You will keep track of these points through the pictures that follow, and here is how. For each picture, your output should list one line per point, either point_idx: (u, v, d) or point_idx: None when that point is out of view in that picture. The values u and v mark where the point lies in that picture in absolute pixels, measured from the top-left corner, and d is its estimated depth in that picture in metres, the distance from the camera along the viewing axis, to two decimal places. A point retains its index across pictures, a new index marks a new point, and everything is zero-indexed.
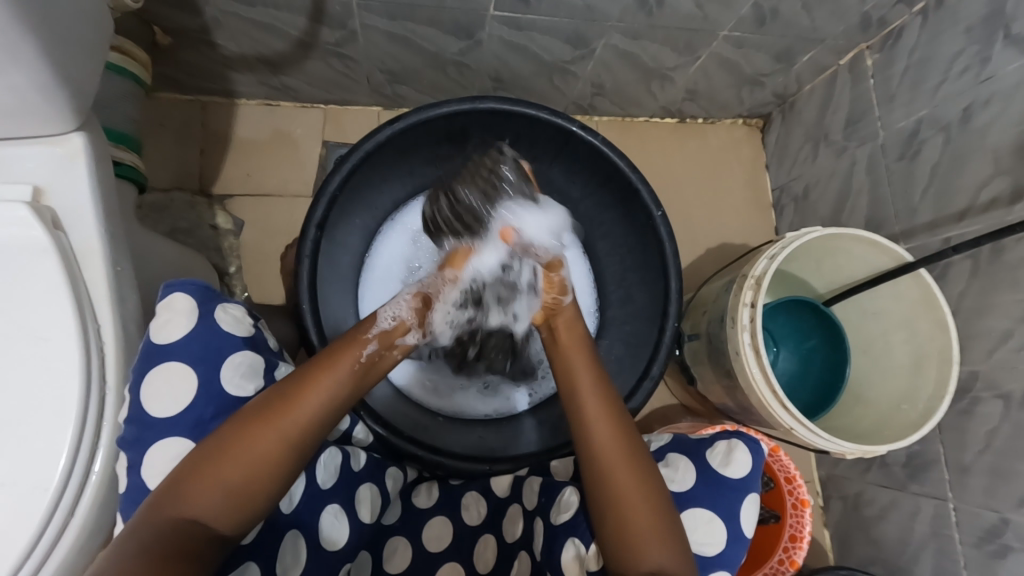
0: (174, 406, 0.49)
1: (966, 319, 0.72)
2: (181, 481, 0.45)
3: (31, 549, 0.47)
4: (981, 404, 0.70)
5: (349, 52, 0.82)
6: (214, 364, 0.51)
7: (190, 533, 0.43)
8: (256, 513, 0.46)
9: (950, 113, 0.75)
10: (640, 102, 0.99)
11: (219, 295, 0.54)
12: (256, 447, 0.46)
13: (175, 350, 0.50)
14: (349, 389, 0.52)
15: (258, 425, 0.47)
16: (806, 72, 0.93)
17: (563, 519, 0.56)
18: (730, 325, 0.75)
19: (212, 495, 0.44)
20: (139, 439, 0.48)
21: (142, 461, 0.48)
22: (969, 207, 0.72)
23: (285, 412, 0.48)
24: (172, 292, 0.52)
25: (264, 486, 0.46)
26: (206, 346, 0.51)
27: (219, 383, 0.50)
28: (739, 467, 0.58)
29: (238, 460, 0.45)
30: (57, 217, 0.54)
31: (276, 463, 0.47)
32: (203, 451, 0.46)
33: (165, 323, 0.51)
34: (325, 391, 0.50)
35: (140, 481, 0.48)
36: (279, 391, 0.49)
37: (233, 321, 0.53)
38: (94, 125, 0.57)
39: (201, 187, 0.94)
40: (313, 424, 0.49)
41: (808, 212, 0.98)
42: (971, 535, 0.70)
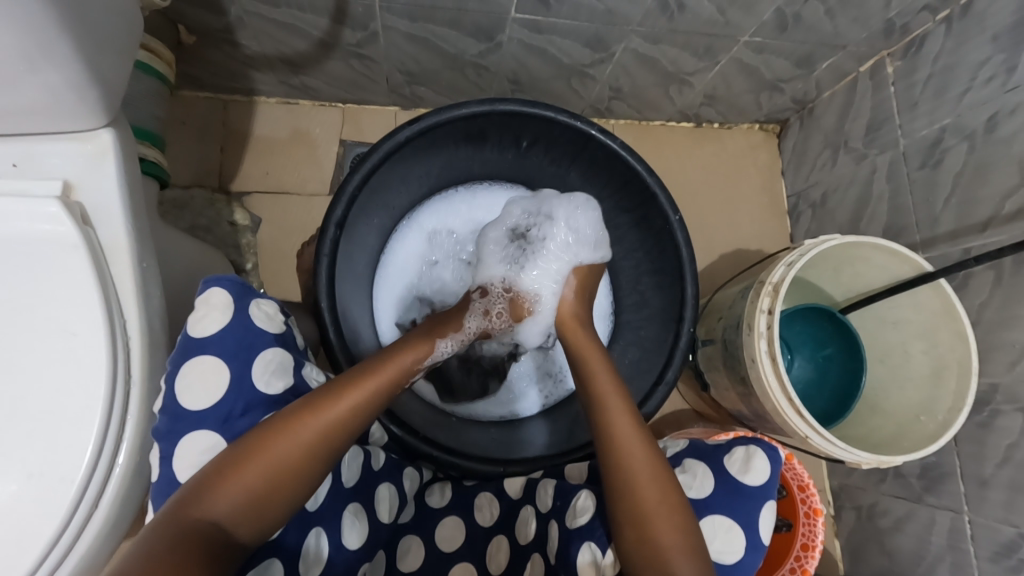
0: (206, 400, 0.49)
1: (987, 331, 0.71)
2: (206, 484, 0.45)
3: (57, 538, 0.48)
4: (1001, 417, 0.69)
5: (370, 53, 0.83)
6: (246, 360, 0.51)
7: (213, 535, 0.43)
8: (276, 516, 0.46)
9: (974, 122, 0.74)
10: (657, 106, 0.99)
11: (254, 291, 0.55)
12: (282, 449, 0.47)
13: (209, 344, 0.50)
14: (376, 402, 0.54)
15: (285, 429, 0.48)
16: (826, 79, 0.92)
17: (580, 524, 0.57)
18: (746, 332, 0.74)
19: (235, 496, 0.45)
20: (171, 430, 0.49)
21: (173, 452, 0.48)
22: (992, 217, 0.71)
23: (317, 419, 0.49)
24: (211, 287, 0.53)
25: (287, 492, 0.47)
26: (240, 342, 0.51)
27: (250, 380, 0.51)
28: (758, 475, 0.58)
29: (267, 464, 0.46)
30: (85, 212, 0.54)
31: (300, 467, 0.47)
32: (229, 453, 0.46)
33: (202, 316, 0.51)
34: (355, 401, 0.52)
35: (171, 472, 0.48)
36: (308, 397, 0.50)
37: (266, 318, 0.54)
38: (122, 122, 0.58)
39: (222, 184, 0.95)
40: (339, 430, 0.50)
41: (825, 218, 0.98)
42: (988, 550, 0.69)
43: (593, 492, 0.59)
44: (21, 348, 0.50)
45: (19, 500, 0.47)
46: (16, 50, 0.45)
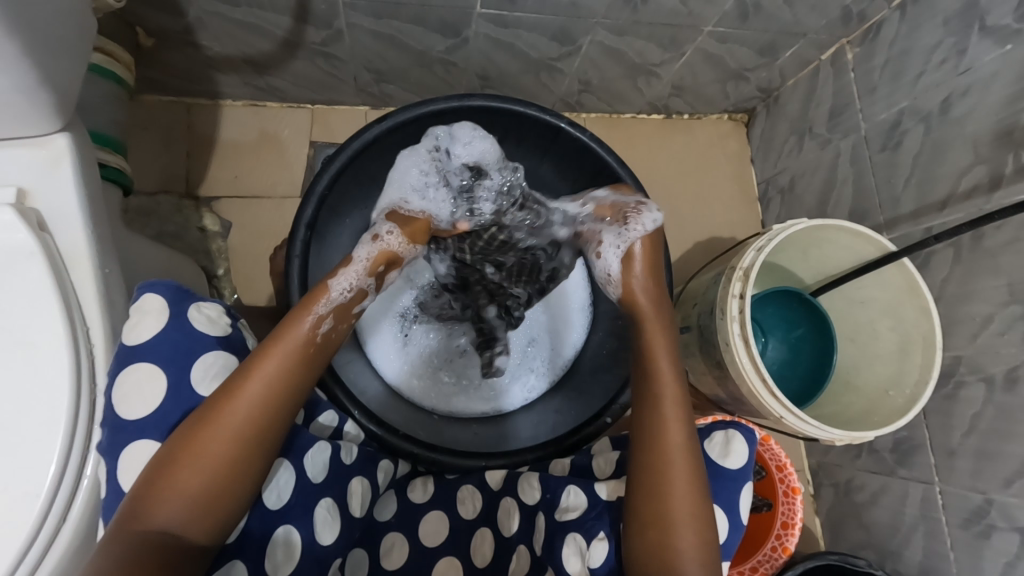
0: (144, 408, 0.48)
1: (949, 306, 0.74)
2: (139, 497, 0.44)
3: (22, 555, 0.46)
4: (965, 388, 0.72)
5: (335, 52, 0.82)
6: (184, 365, 0.50)
7: (157, 546, 0.43)
8: (227, 514, 0.46)
9: (930, 104, 0.76)
10: (627, 98, 1.00)
11: (192, 295, 0.54)
12: (212, 449, 0.46)
13: (144, 351, 0.49)
14: (303, 379, 0.51)
15: (208, 430, 0.46)
16: (789, 67, 0.94)
17: (569, 517, 0.57)
18: (719, 317, 0.75)
19: (173, 507, 0.44)
20: (113, 443, 0.48)
21: (116, 466, 0.47)
22: (950, 195, 0.74)
23: (238, 411, 0.47)
24: (146, 293, 0.52)
25: (227, 492, 0.46)
26: (177, 346, 0.50)
27: (189, 385, 0.50)
28: (738, 458, 0.58)
29: (196, 469, 0.45)
30: (42, 219, 0.53)
31: (233, 464, 0.46)
32: (157, 462, 0.45)
33: (136, 323, 0.50)
34: (277, 385, 0.49)
35: (116, 486, 0.47)
36: (220, 390, 0.48)
37: (206, 321, 0.53)
38: (79, 126, 0.57)
39: (189, 190, 0.93)
40: (270, 420, 0.48)
41: (793, 204, 1.00)
42: (959, 517, 0.72)
43: (581, 485, 0.59)
44: None
45: None
46: None
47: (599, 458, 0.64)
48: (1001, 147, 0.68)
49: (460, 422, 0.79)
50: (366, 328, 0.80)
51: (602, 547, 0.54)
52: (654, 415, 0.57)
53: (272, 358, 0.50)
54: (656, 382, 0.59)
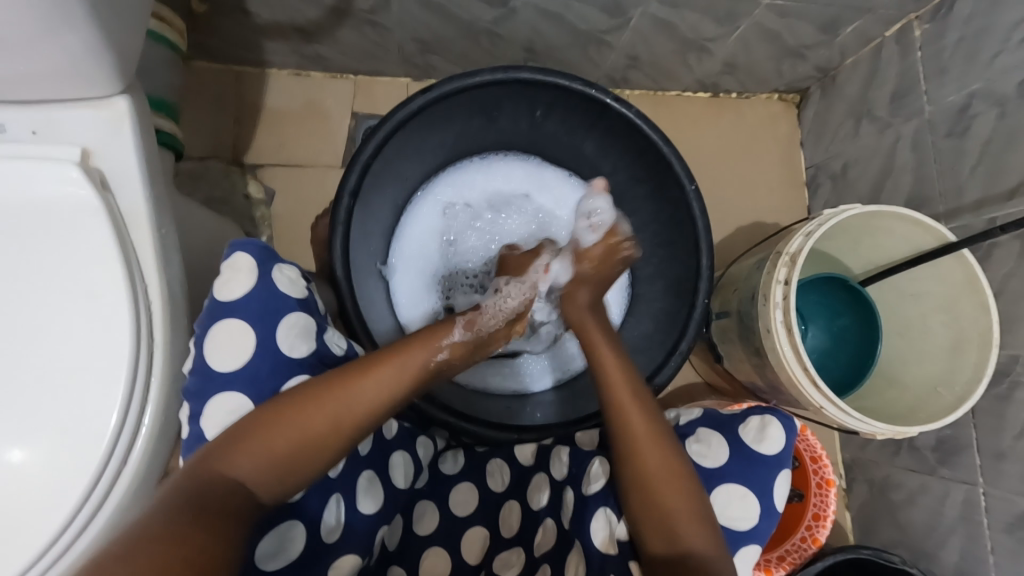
0: (233, 362, 0.51)
1: (1011, 302, 0.70)
2: (234, 440, 0.46)
3: (91, 489, 0.50)
4: (1021, 389, 0.68)
5: (381, 21, 0.82)
6: (271, 324, 0.52)
7: (229, 493, 0.44)
8: (290, 486, 0.47)
9: (1005, 87, 0.71)
10: (674, 75, 0.97)
11: (279, 257, 0.55)
12: (308, 418, 0.48)
13: (235, 307, 0.52)
14: (403, 391, 0.53)
15: (312, 405, 0.48)
16: (851, 45, 0.89)
17: (594, 489, 0.61)
18: (761, 303, 0.74)
19: (257, 458, 0.46)
20: (202, 390, 0.51)
21: (201, 411, 0.50)
22: (1020, 185, 0.69)
23: (344, 396, 0.49)
24: (237, 251, 0.53)
25: (301, 466, 0.47)
26: (266, 305, 0.52)
27: (275, 342, 0.52)
28: (773, 443, 0.60)
29: (292, 433, 0.47)
30: (104, 178, 0.55)
31: (315, 445, 0.48)
32: (259, 413, 0.48)
33: (228, 280, 0.52)
34: (380, 386, 0.51)
35: (200, 429, 0.50)
36: (344, 368, 0.52)
37: (288, 283, 0.54)
38: (138, 89, 0.58)
39: (235, 157, 0.95)
40: (360, 420, 0.50)
41: (845, 190, 0.96)
42: (1002, 521, 0.69)
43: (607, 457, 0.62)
44: (49, 308, 0.51)
45: (55, 451, 0.49)
46: (31, 12, 0.45)
47: None
48: None
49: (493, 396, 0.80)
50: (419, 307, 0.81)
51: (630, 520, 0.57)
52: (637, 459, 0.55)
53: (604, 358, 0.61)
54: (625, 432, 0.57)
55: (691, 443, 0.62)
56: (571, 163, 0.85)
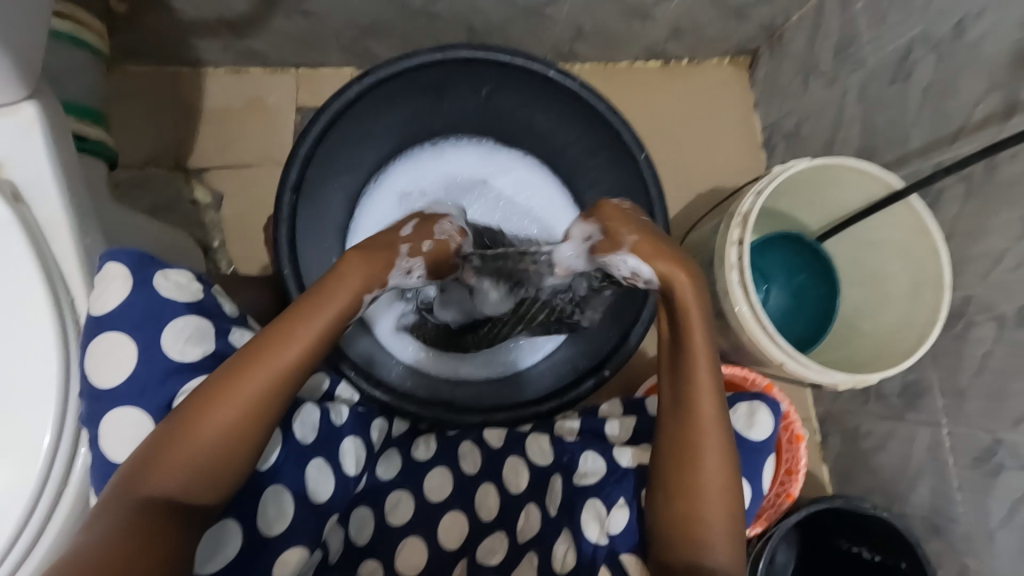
0: (118, 376, 0.49)
1: (961, 244, 0.71)
2: (151, 458, 0.45)
3: (29, 514, 0.48)
4: (975, 327, 0.70)
5: (314, 9, 0.79)
6: (154, 330, 0.50)
7: (164, 509, 0.44)
8: (232, 477, 0.47)
9: (942, 30, 0.72)
10: (621, 45, 0.95)
11: (160, 262, 0.53)
12: (215, 416, 0.47)
13: (113, 318, 0.49)
14: (311, 356, 0.51)
15: (216, 403, 0.47)
16: (793, 1, 0.88)
17: (587, 482, 0.63)
18: (718, 266, 0.73)
19: (183, 469, 0.45)
20: (93, 411, 0.49)
21: (98, 433, 0.48)
22: (962, 126, 0.70)
23: (243, 380, 0.48)
24: (108, 262, 0.51)
25: (231, 457, 0.47)
26: (147, 311, 0.50)
27: (160, 348, 0.50)
28: (762, 428, 0.61)
29: (204, 435, 0.46)
30: (18, 190, 0.52)
31: (236, 435, 0.47)
32: (167, 426, 0.46)
33: (101, 292, 0.50)
34: (283, 360, 0.49)
35: (99, 453, 0.48)
36: (241, 355, 0.49)
37: (175, 287, 0.52)
38: (49, 95, 0.55)
39: (178, 162, 0.92)
40: (275, 396, 0.48)
41: (799, 148, 0.96)
42: (966, 458, 0.71)
43: (599, 451, 0.65)
44: None
45: None
46: None
47: (612, 424, 0.69)
48: (1018, 71, 0.64)
49: (464, 385, 0.78)
50: (366, 303, 0.78)
51: (621, 515, 0.60)
52: (691, 464, 0.54)
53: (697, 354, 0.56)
54: (694, 442, 0.55)
55: None
56: (524, 142, 0.84)
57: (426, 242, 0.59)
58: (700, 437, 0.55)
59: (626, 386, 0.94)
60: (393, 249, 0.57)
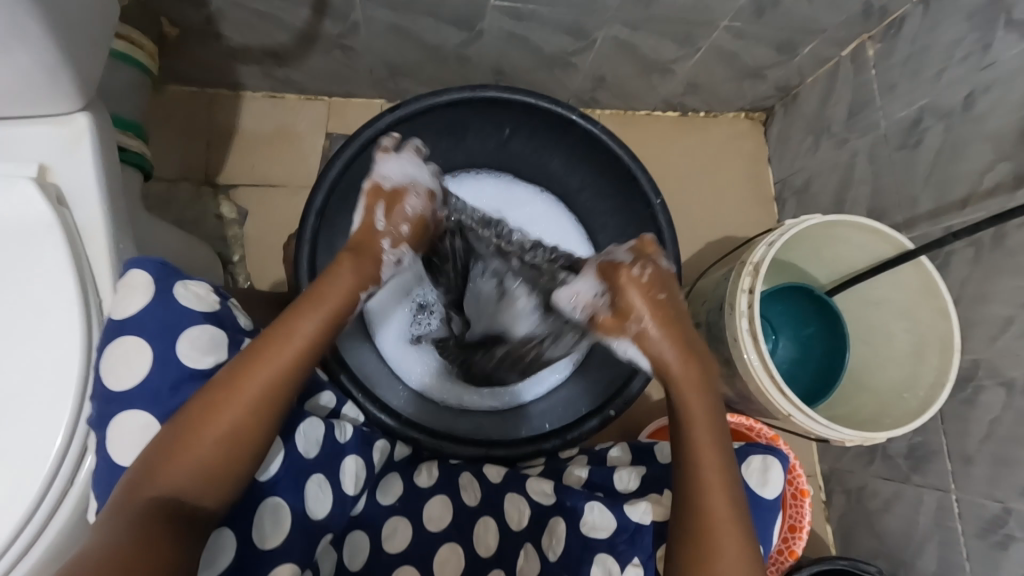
0: (130, 381, 0.49)
1: (969, 307, 0.72)
2: (154, 461, 0.46)
3: (31, 512, 0.48)
4: (983, 392, 0.69)
5: (353, 45, 0.84)
6: (169, 339, 0.50)
7: (165, 511, 0.44)
8: (233, 480, 0.47)
9: (952, 101, 0.75)
10: (641, 95, 0.99)
11: (180, 273, 0.54)
12: (218, 417, 0.47)
13: (130, 324, 0.50)
14: (310, 356, 0.52)
15: (220, 404, 0.47)
16: (808, 65, 0.92)
17: (597, 536, 0.59)
18: (727, 312, 0.74)
19: (185, 470, 0.46)
20: (103, 413, 0.49)
21: (105, 436, 0.49)
22: (971, 193, 0.72)
23: (245, 381, 0.48)
24: (132, 269, 0.52)
25: (232, 460, 0.47)
26: (162, 320, 0.51)
27: (174, 356, 0.50)
28: (774, 486, 0.59)
29: (207, 436, 0.47)
30: (61, 194, 0.55)
31: (238, 436, 0.47)
32: (171, 429, 0.47)
33: (122, 298, 0.51)
34: (284, 361, 0.50)
35: (106, 456, 0.48)
36: (242, 358, 0.50)
37: (194, 298, 0.53)
38: (100, 108, 0.58)
39: (207, 177, 0.95)
40: (276, 397, 0.49)
41: (810, 203, 0.98)
42: (975, 526, 0.69)
43: (607, 505, 0.60)
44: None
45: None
46: None
47: (622, 473, 0.66)
48: None
49: (467, 414, 0.78)
50: (375, 316, 0.80)
51: (634, 573, 0.57)
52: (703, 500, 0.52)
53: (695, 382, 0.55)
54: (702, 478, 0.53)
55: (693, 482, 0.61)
56: (543, 181, 0.87)
57: (403, 226, 0.58)
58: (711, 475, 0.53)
59: (630, 427, 0.94)
60: (376, 243, 0.57)
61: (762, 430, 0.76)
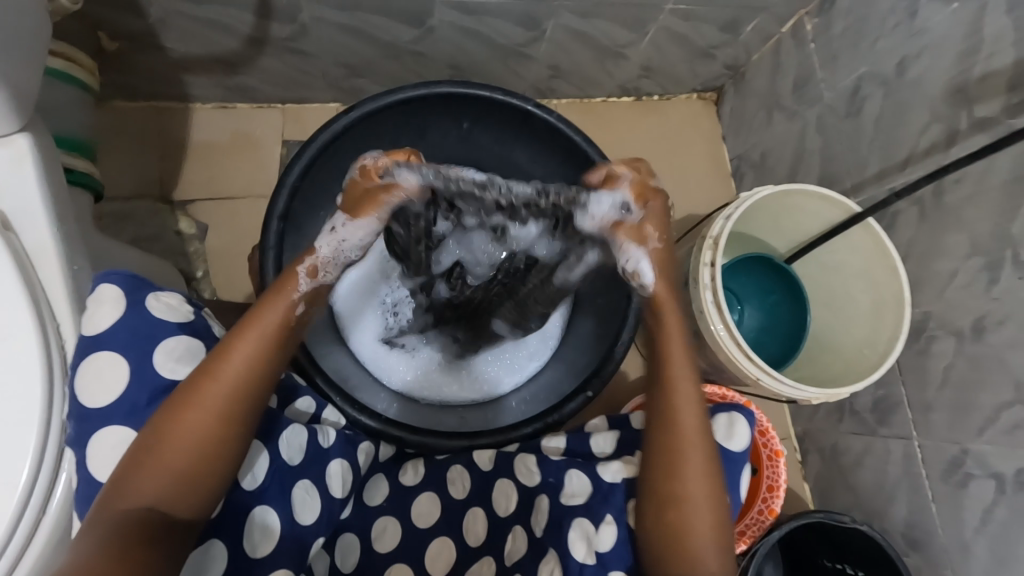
0: (108, 395, 0.50)
1: (917, 263, 0.76)
2: (126, 474, 0.46)
3: (4, 545, 0.47)
4: (936, 342, 0.73)
5: (303, 47, 0.83)
6: (145, 350, 0.51)
7: (146, 521, 0.45)
8: (212, 484, 0.48)
9: (888, 68, 0.78)
10: (596, 82, 1.01)
11: (150, 284, 0.54)
12: (189, 426, 0.47)
13: (104, 339, 0.51)
14: (274, 358, 0.52)
15: (189, 413, 0.48)
16: (753, 42, 0.95)
17: (574, 503, 0.61)
18: (692, 286, 0.77)
19: (161, 480, 0.46)
20: (81, 432, 0.49)
21: (87, 454, 0.49)
22: (911, 155, 0.75)
23: (213, 390, 0.48)
24: (101, 284, 0.53)
25: (210, 467, 0.48)
26: (136, 332, 0.51)
27: (152, 368, 0.51)
28: (741, 440, 0.61)
29: (180, 446, 0.47)
30: (7, 219, 0.53)
31: (211, 442, 0.48)
32: (141, 440, 0.47)
33: (94, 313, 0.51)
34: (248, 365, 0.50)
35: (87, 473, 0.48)
36: (206, 365, 0.50)
37: (166, 308, 0.54)
38: (41, 127, 0.57)
39: (163, 194, 0.93)
40: (246, 402, 0.50)
41: (766, 176, 1.01)
42: (938, 469, 0.73)
43: (582, 469, 0.63)
44: None
45: None
46: None
47: (600, 439, 0.69)
48: (956, 104, 0.69)
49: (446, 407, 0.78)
50: (346, 319, 0.80)
51: (610, 531, 0.58)
52: (676, 458, 0.57)
53: (682, 372, 0.59)
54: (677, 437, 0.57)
55: None
56: (506, 172, 0.87)
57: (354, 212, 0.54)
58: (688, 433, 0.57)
59: (606, 409, 0.96)
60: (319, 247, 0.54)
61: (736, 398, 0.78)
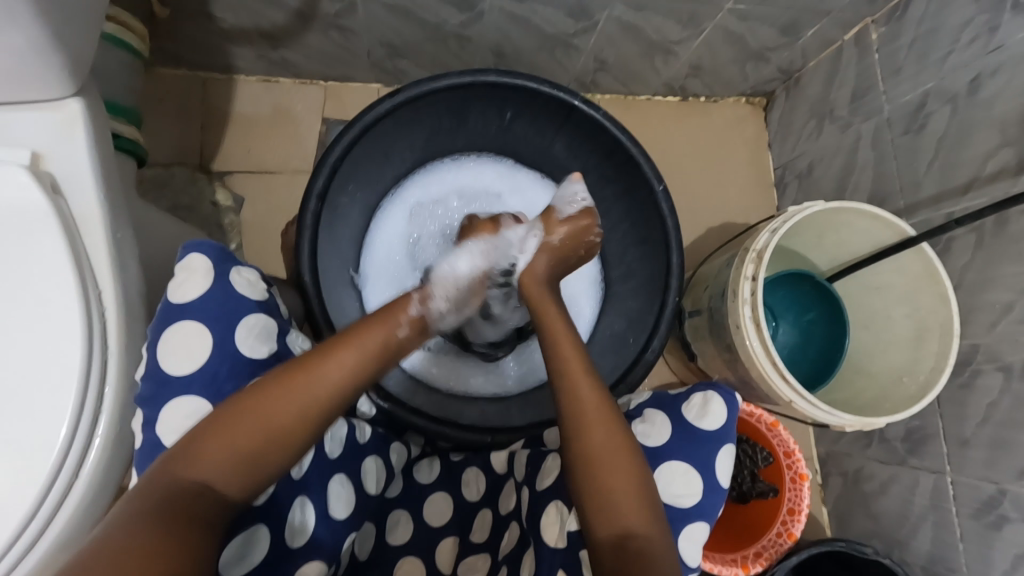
0: (190, 364, 0.51)
1: (969, 293, 0.72)
2: (197, 441, 0.46)
3: (39, 503, 0.48)
4: (981, 376, 0.70)
5: (350, 25, 0.82)
6: (228, 325, 0.52)
7: (198, 496, 0.44)
8: (265, 476, 0.47)
9: (956, 85, 0.74)
10: (642, 78, 0.98)
11: (235, 259, 0.56)
12: (272, 409, 0.48)
13: (191, 309, 0.52)
14: (368, 369, 0.53)
15: (276, 395, 0.48)
16: (811, 48, 0.91)
17: (547, 484, 0.58)
18: (730, 298, 0.74)
19: (223, 458, 0.45)
20: (155, 395, 0.50)
21: (157, 417, 0.50)
22: (973, 179, 0.72)
23: (309, 378, 0.49)
24: (192, 253, 0.54)
25: (272, 456, 0.47)
26: (223, 305, 0.52)
27: (234, 343, 0.52)
28: (714, 418, 0.60)
29: (256, 426, 0.47)
30: (57, 182, 0.54)
31: (286, 432, 0.48)
32: (221, 413, 0.47)
33: (183, 282, 0.53)
34: (345, 366, 0.52)
35: (154, 436, 0.49)
36: (308, 355, 0.52)
37: (247, 285, 0.55)
38: (94, 92, 0.57)
39: (202, 163, 0.94)
40: (329, 400, 0.50)
41: (811, 188, 0.98)
42: (970, 507, 0.71)
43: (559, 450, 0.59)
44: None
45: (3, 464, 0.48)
46: None
47: None
48: None
49: (468, 399, 0.78)
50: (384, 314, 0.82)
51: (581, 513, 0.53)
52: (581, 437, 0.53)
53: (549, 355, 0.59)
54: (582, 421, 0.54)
55: (636, 425, 0.62)
56: (544, 166, 0.85)
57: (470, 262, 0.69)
58: (591, 417, 0.54)
59: None
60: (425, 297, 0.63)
61: (761, 416, 0.81)
